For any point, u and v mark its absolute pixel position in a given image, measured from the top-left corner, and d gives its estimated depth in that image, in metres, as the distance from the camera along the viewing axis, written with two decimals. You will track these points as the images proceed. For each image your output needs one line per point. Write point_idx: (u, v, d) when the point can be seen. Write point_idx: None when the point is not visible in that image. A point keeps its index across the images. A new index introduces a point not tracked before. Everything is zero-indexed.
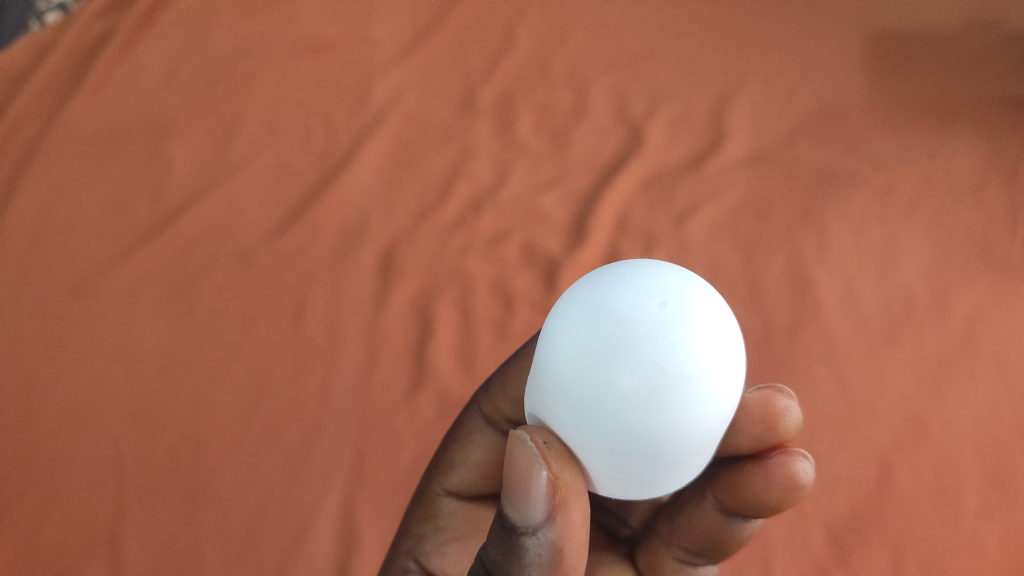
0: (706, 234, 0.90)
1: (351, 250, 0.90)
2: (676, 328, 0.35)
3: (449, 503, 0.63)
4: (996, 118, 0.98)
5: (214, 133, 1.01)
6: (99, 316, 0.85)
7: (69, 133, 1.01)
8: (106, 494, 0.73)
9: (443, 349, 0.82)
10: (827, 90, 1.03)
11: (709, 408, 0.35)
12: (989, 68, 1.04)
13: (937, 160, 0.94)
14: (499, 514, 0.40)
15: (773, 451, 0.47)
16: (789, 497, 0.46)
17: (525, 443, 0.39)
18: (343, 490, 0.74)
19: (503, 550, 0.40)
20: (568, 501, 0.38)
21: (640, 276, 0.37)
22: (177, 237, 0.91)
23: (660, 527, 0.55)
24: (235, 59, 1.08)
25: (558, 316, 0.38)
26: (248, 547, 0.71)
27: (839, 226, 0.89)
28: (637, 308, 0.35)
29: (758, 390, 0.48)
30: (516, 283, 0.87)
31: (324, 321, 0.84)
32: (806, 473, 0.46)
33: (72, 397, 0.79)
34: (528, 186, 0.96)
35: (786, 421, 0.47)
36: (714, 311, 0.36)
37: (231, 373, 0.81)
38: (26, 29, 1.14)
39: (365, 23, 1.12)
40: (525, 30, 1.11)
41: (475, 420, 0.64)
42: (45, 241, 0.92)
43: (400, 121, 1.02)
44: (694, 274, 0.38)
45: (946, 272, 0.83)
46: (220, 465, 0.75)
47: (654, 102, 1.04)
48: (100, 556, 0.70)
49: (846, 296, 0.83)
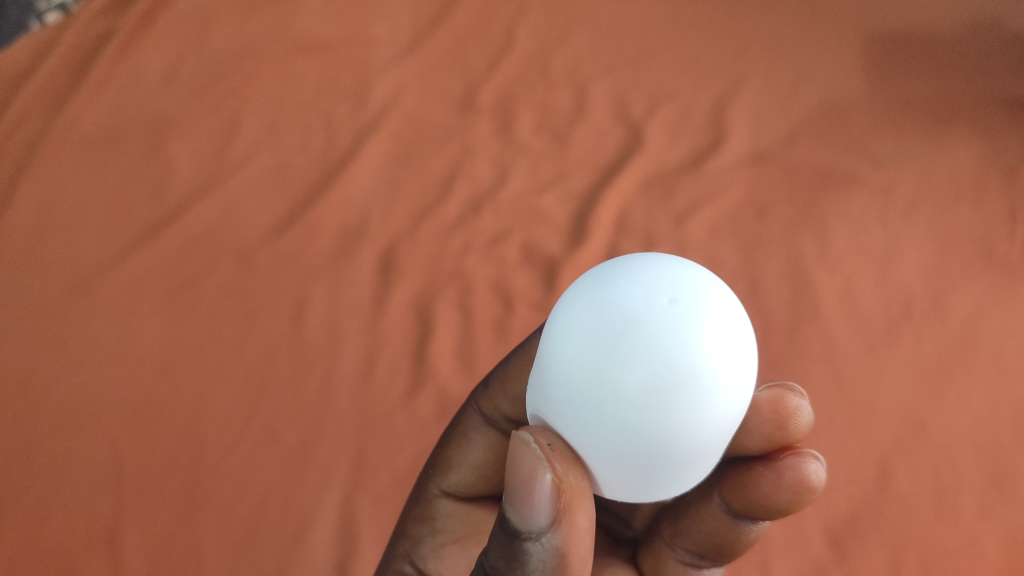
0: (706, 235, 0.90)
1: (351, 249, 0.90)
2: (688, 325, 0.35)
3: (446, 504, 0.62)
4: (995, 119, 0.98)
5: (214, 133, 1.01)
6: (98, 315, 0.85)
7: (68, 132, 1.00)
8: (105, 493, 0.73)
9: (444, 349, 0.82)
10: (827, 90, 1.03)
11: (720, 407, 0.35)
12: (988, 69, 1.04)
13: (936, 161, 0.94)
14: (502, 517, 0.40)
15: (783, 452, 0.47)
16: (799, 499, 0.46)
17: (529, 445, 0.38)
18: (342, 489, 0.74)
19: (506, 555, 0.40)
20: (574, 505, 0.38)
21: (651, 272, 0.37)
22: (177, 236, 0.91)
23: (664, 529, 0.55)
24: (235, 58, 1.08)
25: (564, 311, 0.38)
26: (248, 547, 0.70)
27: (839, 227, 0.89)
28: (648, 304, 0.35)
29: (769, 388, 0.48)
30: (516, 283, 0.87)
31: (324, 320, 0.84)
32: (818, 474, 0.46)
33: (72, 395, 0.79)
34: (528, 186, 0.96)
35: (797, 422, 0.47)
36: (726, 308, 0.36)
37: (231, 372, 0.81)
38: (25, 28, 1.14)
39: (365, 23, 1.12)
40: (525, 30, 1.11)
41: (472, 419, 0.64)
42: (44, 240, 0.91)
43: (400, 120, 1.02)
44: (705, 271, 0.38)
45: (945, 272, 0.84)
46: (220, 464, 0.75)
47: (654, 102, 1.04)
48: (99, 554, 0.70)
49: (846, 296, 0.83)
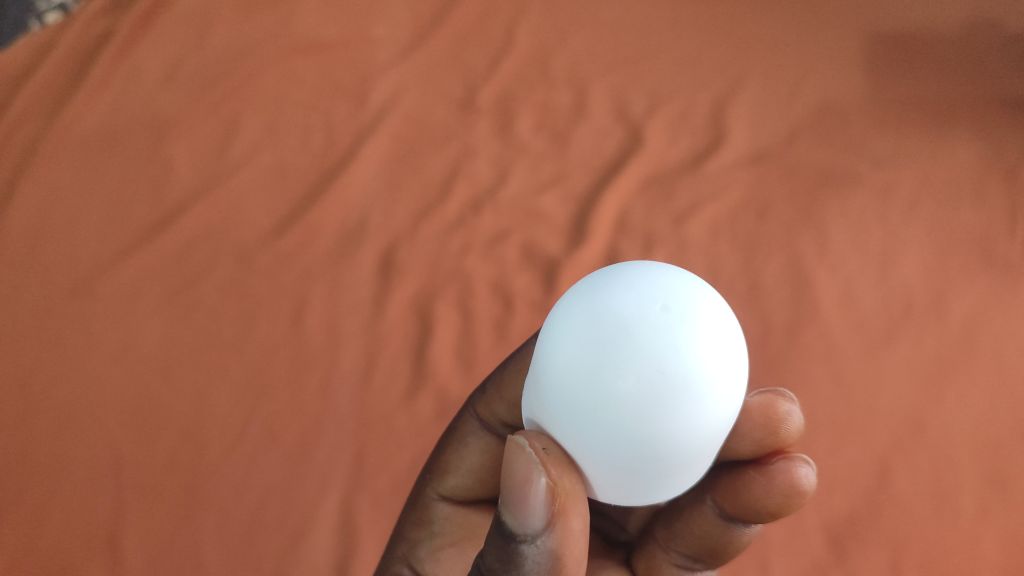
0: (706, 235, 0.90)
1: (351, 250, 0.90)
2: (680, 332, 0.35)
3: (443, 507, 0.63)
4: (995, 118, 0.98)
5: (214, 133, 1.01)
6: (98, 316, 0.85)
7: (69, 132, 1.01)
8: (105, 493, 0.73)
9: (443, 349, 0.82)
10: (827, 90, 1.03)
11: (712, 413, 0.35)
12: (989, 68, 1.04)
13: (937, 161, 0.94)
14: (497, 521, 0.40)
15: (774, 456, 0.47)
16: (790, 502, 0.46)
17: (525, 449, 0.39)
18: (342, 490, 0.74)
19: (502, 558, 0.40)
20: (568, 508, 0.38)
21: (644, 279, 0.37)
22: (177, 237, 0.91)
23: (658, 532, 0.55)
24: (235, 58, 1.08)
25: (558, 318, 0.38)
26: (248, 547, 0.71)
27: (839, 227, 0.89)
28: (640, 311, 0.35)
29: (760, 393, 0.48)
30: (516, 283, 0.87)
31: (323, 321, 0.84)
32: (808, 478, 0.45)
33: (72, 396, 0.79)
34: (527, 186, 0.96)
35: (787, 426, 0.47)
36: (718, 315, 0.36)
37: (230, 372, 0.81)
38: (26, 28, 1.14)
39: (365, 23, 1.12)
40: (525, 30, 1.11)
41: (469, 423, 0.64)
42: (45, 241, 0.92)
43: (400, 120, 1.02)
44: (698, 278, 0.38)
45: (945, 272, 0.84)
46: (219, 464, 0.75)
47: (654, 102, 1.04)
48: (99, 554, 0.70)
49: (846, 296, 0.83)
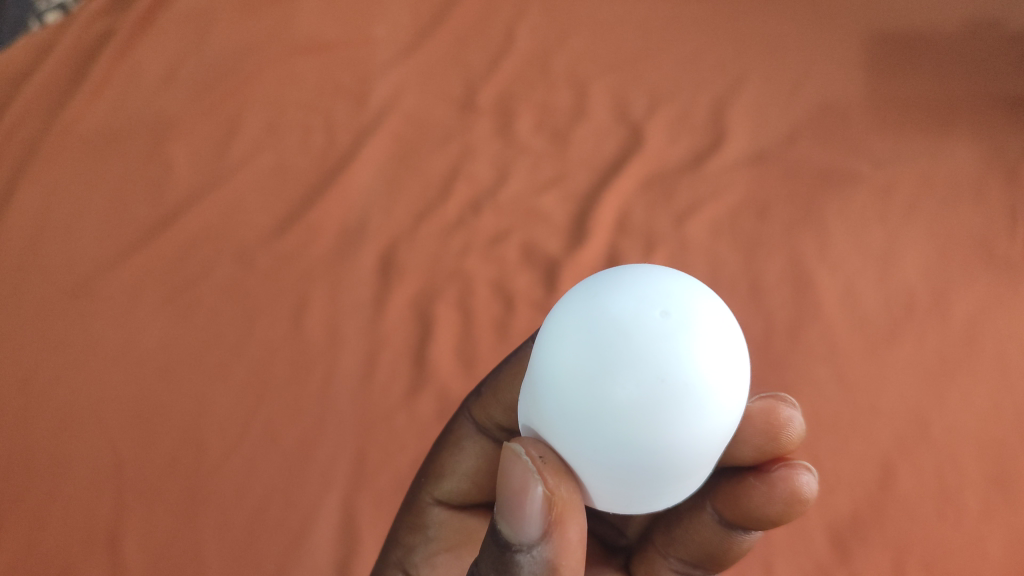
0: (706, 235, 0.89)
1: (351, 250, 0.90)
2: (681, 338, 0.34)
3: (438, 512, 0.62)
4: (996, 118, 0.98)
5: (214, 133, 1.01)
6: (98, 316, 0.85)
7: (68, 132, 1.01)
8: (105, 494, 0.73)
9: (445, 350, 0.82)
10: (828, 90, 1.03)
11: (713, 420, 0.35)
12: (989, 68, 1.03)
13: (937, 161, 0.94)
14: (493, 529, 0.40)
15: (775, 463, 0.47)
16: (791, 510, 0.46)
17: (521, 457, 0.39)
18: (343, 490, 0.74)
19: (497, 567, 0.40)
20: (565, 517, 0.38)
21: (643, 285, 0.37)
22: (177, 238, 0.91)
23: (657, 538, 0.55)
24: (235, 58, 1.08)
25: (555, 321, 0.38)
26: (248, 549, 0.71)
27: (840, 227, 0.88)
28: (639, 317, 0.35)
29: (761, 400, 0.49)
30: (517, 283, 0.87)
31: (324, 321, 0.84)
32: (808, 486, 0.46)
33: (71, 396, 0.80)
34: (527, 186, 0.95)
35: (788, 433, 0.47)
36: (718, 320, 0.36)
37: (231, 374, 0.81)
38: (25, 28, 1.14)
39: (365, 23, 1.12)
40: (525, 30, 1.11)
41: (465, 427, 0.65)
42: (44, 242, 0.92)
43: (400, 120, 1.02)
44: (697, 282, 0.38)
45: (947, 272, 0.83)
46: (219, 466, 0.75)
47: (654, 102, 1.03)
48: (99, 556, 0.70)
49: (847, 295, 0.83)
